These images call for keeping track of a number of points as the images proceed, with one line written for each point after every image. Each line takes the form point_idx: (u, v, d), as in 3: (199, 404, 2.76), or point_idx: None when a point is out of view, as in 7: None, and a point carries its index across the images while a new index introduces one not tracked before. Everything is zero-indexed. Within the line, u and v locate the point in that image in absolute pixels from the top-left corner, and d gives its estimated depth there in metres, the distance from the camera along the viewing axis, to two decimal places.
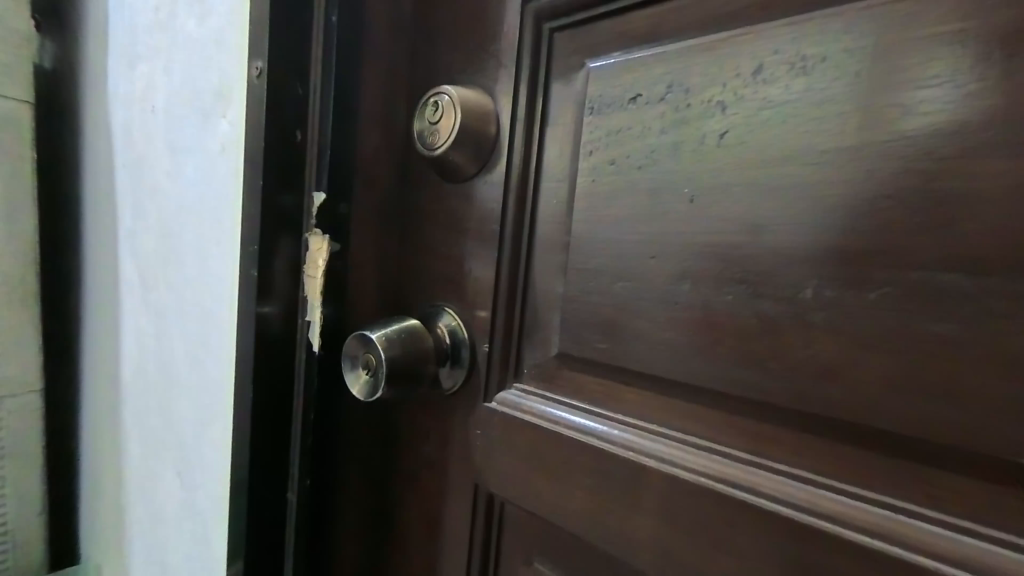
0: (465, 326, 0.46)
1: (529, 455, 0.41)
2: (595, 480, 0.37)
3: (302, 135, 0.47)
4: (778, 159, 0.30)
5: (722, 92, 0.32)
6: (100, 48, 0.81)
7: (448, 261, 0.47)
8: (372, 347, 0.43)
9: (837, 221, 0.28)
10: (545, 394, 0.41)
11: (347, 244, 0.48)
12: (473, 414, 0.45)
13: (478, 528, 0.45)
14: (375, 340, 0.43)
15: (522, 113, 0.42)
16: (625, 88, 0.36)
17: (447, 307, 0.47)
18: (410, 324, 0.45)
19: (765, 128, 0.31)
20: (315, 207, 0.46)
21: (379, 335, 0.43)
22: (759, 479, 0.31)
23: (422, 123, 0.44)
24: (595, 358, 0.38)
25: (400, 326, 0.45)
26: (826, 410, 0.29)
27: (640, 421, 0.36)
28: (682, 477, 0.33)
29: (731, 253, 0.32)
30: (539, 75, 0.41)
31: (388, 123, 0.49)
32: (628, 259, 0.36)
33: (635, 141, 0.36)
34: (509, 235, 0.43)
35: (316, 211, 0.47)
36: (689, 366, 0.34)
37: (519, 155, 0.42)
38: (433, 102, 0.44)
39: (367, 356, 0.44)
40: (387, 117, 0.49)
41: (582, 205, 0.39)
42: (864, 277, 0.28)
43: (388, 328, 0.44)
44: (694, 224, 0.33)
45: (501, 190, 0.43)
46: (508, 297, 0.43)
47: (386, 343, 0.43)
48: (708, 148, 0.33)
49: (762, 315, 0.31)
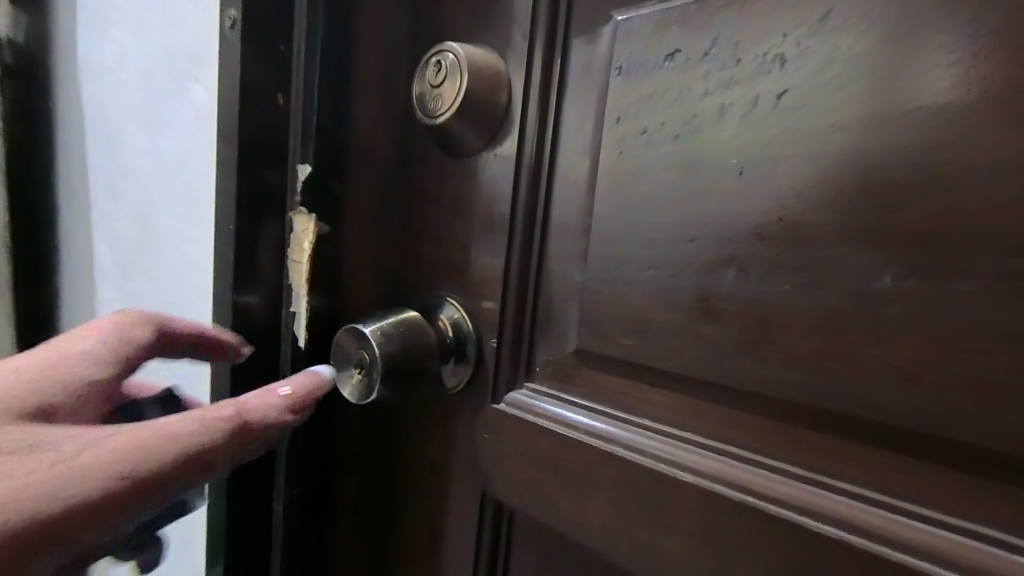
0: (470, 318, 0.41)
1: (542, 463, 0.37)
2: (618, 492, 0.33)
3: (284, 101, 0.41)
4: (849, 123, 0.25)
5: (781, 45, 0.27)
6: (69, 13, 0.74)
7: (451, 246, 0.42)
8: (366, 344, 0.38)
9: (922, 197, 0.24)
10: (560, 396, 0.37)
11: (339, 226, 0.43)
12: (479, 415, 0.41)
13: (484, 539, 0.41)
14: (369, 336, 0.38)
15: (537, 75, 0.37)
16: (661, 44, 0.31)
17: (450, 298, 0.42)
18: (409, 316, 0.41)
19: (834, 86, 0.26)
20: (300, 181, 0.42)
21: (374, 330, 0.39)
22: (816, 499, 0.26)
23: (422, 85, 0.39)
24: (619, 354, 0.33)
25: (399, 320, 0.40)
26: (901, 422, 0.24)
27: (669, 427, 0.32)
28: (722, 495, 0.29)
29: (787, 236, 0.27)
30: (558, 32, 0.36)
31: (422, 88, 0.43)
32: (660, 243, 0.31)
33: (673, 105, 0.31)
34: (521, 217, 0.38)
35: (301, 187, 0.42)
36: (734, 367, 0.29)
37: (533, 124, 0.37)
38: (435, 62, 0.38)
39: (361, 354, 0.39)
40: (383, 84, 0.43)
41: (605, 181, 0.34)
42: (957, 264, 0.23)
43: (385, 322, 0.40)
44: (741, 202, 0.28)
45: (511, 165, 0.38)
46: (520, 286, 0.39)
47: (383, 339, 0.38)
48: (761, 113, 0.28)
49: (822, 308, 0.26)
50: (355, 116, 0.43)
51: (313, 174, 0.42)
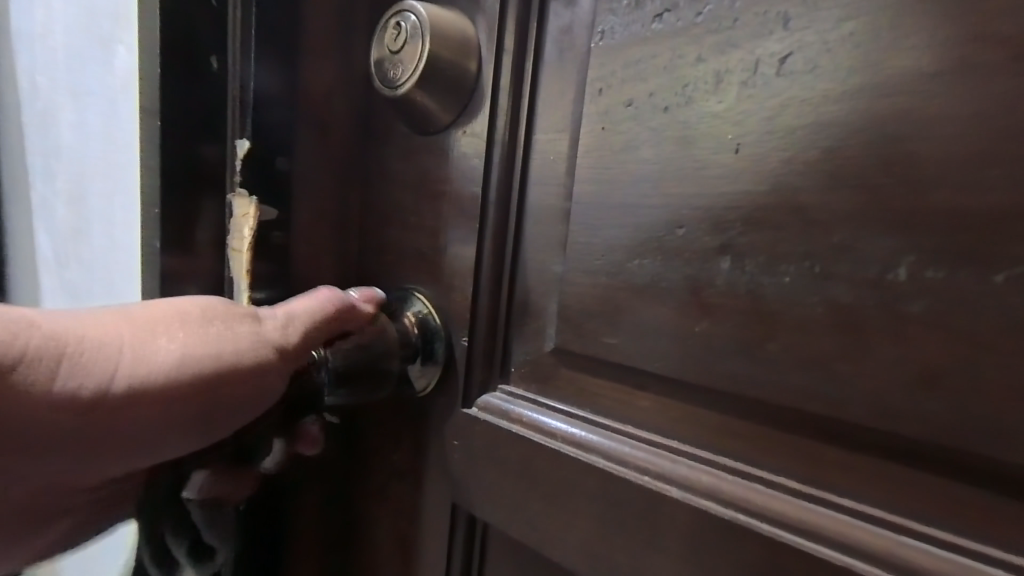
0: (438, 314, 0.37)
1: (518, 472, 0.34)
2: (599, 505, 0.30)
3: (219, 67, 0.36)
4: (863, 90, 0.22)
5: (784, 1, 0.24)
6: None
7: (419, 233, 0.38)
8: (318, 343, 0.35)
9: (946, 173, 0.20)
10: (537, 399, 0.33)
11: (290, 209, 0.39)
12: (449, 419, 0.37)
13: (456, 552, 0.38)
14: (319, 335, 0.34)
15: (511, 40, 0.33)
16: (648, 3, 0.27)
17: (418, 292, 0.38)
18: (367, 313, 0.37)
19: (847, 46, 0.22)
20: (238, 158, 0.37)
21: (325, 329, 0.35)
22: (817, 519, 0.24)
23: (382, 51, 0.34)
24: (601, 353, 0.30)
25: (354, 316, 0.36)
26: (916, 432, 0.21)
27: (655, 435, 0.29)
28: (713, 512, 0.26)
29: (792, 220, 0.24)
30: None
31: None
32: (648, 229, 0.28)
33: (662, 73, 0.27)
34: (495, 201, 0.34)
35: (240, 164, 0.37)
36: (728, 369, 0.26)
37: (507, 96, 0.33)
38: (395, 25, 0.34)
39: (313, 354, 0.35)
40: (343, 52, 0.39)
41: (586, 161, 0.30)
42: (986, 252, 0.20)
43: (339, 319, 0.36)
44: (739, 181, 0.25)
45: (484, 142, 0.34)
46: (494, 276, 0.35)
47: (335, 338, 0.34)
48: (763, 79, 0.24)
49: (829, 302, 0.23)
50: (306, 88, 0.38)
51: (252, 150, 0.37)
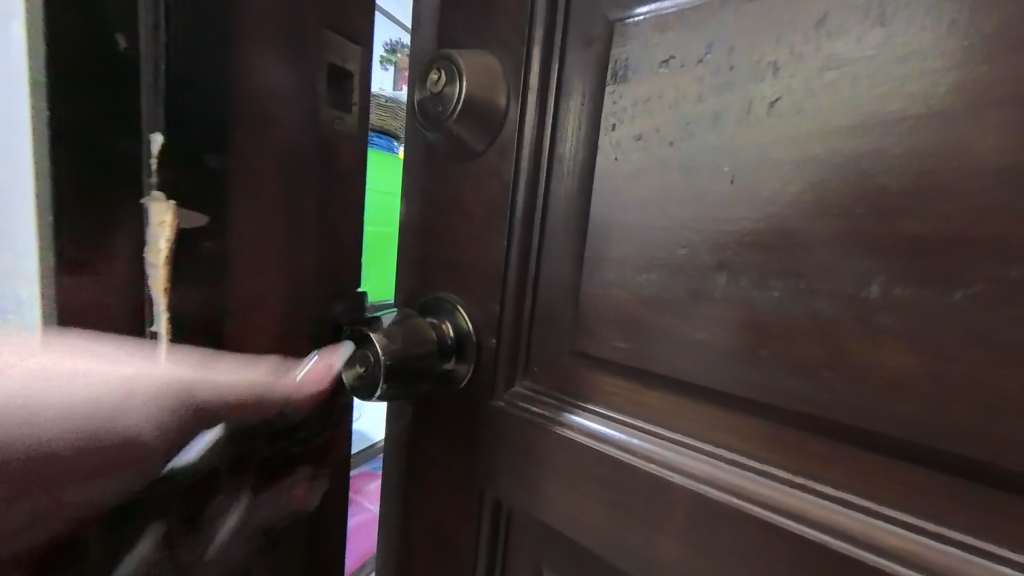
0: (469, 318, 0.42)
1: (540, 460, 0.38)
2: (611, 490, 0.34)
3: (129, 47, 0.27)
4: (842, 131, 0.25)
5: (774, 51, 0.27)
6: None
7: (451, 246, 0.43)
8: (370, 345, 0.38)
9: (913, 204, 0.23)
10: (557, 396, 0.38)
11: (225, 214, 0.33)
12: (477, 411, 0.42)
13: (483, 532, 0.43)
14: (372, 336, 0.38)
15: (535, 80, 0.37)
16: (656, 50, 0.31)
17: (451, 300, 0.43)
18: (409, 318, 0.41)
19: (829, 92, 0.25)
20: (154, 152, 0.29)
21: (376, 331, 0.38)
22: (803, 504, 0.27)
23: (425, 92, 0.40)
24: (613, 355, 0.34)
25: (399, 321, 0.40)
26: (889, 430, 0.25)
27: (661, 429, 0.32)
28: (711, 497, 0.30)
29: (781, 242, 0.27)
30: (555, 37, 0.36)
31: (344, 44, 0.38)
32: (656, 248, 0.32)
33: (668, 111, 0.31)
34: (520, 220, 0.39)
35: (156, 161, 0.29)
36: (725, 371, 0.29)
37: (532, 128, 0.38)
38: (435, 69, 0.39)
39: (364, 355, 0.38)
40: (293, 45, 0.35)
41: (602, 185, 0.34)
42: (948, 274, 0.23)
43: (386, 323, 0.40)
44: (735, 207, 0.29)
45: (511, 168, 0.39)
46: (519, 286, 0.39)
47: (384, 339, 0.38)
48: (756, 119, 0.28)
49: (813, 314, 0.26)
50: (242, 73, 0.33)
51: (168, 143, 0.30)
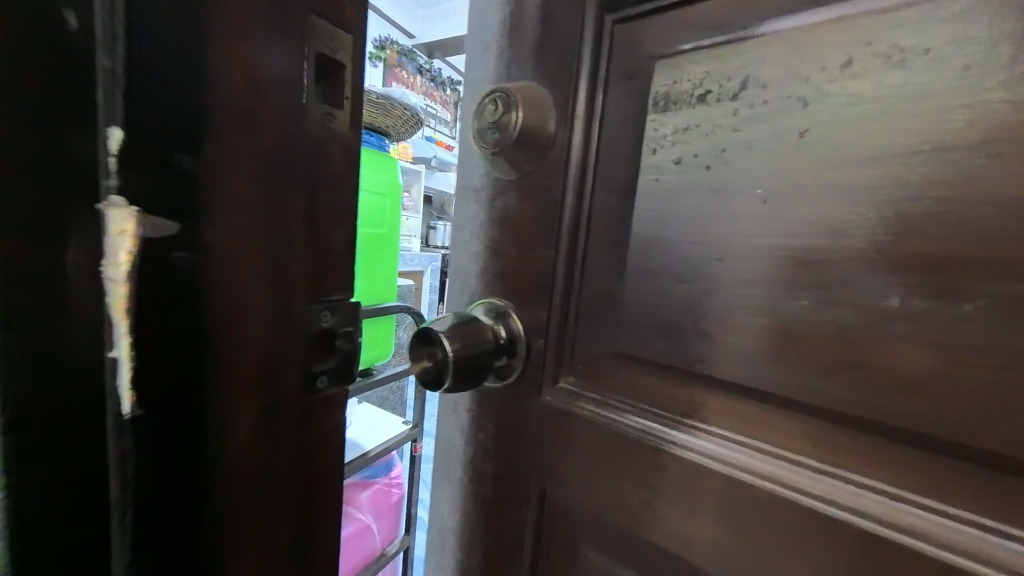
0: (520, 322, 0.47)
1: (585, 448, 0.43)
2: (652, 476, 0.38)
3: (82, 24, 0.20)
4: (864, 160, 0.28)
5: (803, 88, 0.30)
6: None
7: (502, 257, 0.48)
8: (437, 342, 0.43)
9: (930, 224, 0.27)
10: (600, 392, 0.42)
11: (205, 229, 0.25)
12: (526, 404, 0.47)
13: (530, 513, 0.48)
14: (440, 335, 0.43)
15: (582, 109, 0.42)
16: (694, 84, 0.35)
17: (504, 303, 0.48)
18: (469, 319, 0.46)
19: (853, 126, 0.29)
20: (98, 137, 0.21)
21: (443, 330, 0.43)
22: (829, 488, 0.30)
23: (483, 121, 0.45)
24: (652, 356, 0.38)
25: (461, 321, 0.45)
26: (908, 423, 0.28)
27: (698, 422, 0.36)
28: (745, 481, 0.33)
29: (808, 258, 0.31)
30: (599, 72, 0.41)
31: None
32: (693, 260, 0.35)
33: (705, 139, 0.35)
34: (567, 233, 0.43)
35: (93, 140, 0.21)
36: (757, 371, 0.33)
37: (578, 151, 0.42)
38: (492, 101, 0.44)
39: (432, 350, 0.43)
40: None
41: (645, 205, 0.38)
42: (960, 287, 0.26)
43: (451, 323, 0.44)
44: (767, 225, 0.32)
45: (559, 187, 0.43)
46: (564, 292, 0.44)
47: (451, 338, 0.43)
48: (787, 148, 0.31)
49: (837, 322, 0.30)
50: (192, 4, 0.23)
51: (134, 143, 0.22)
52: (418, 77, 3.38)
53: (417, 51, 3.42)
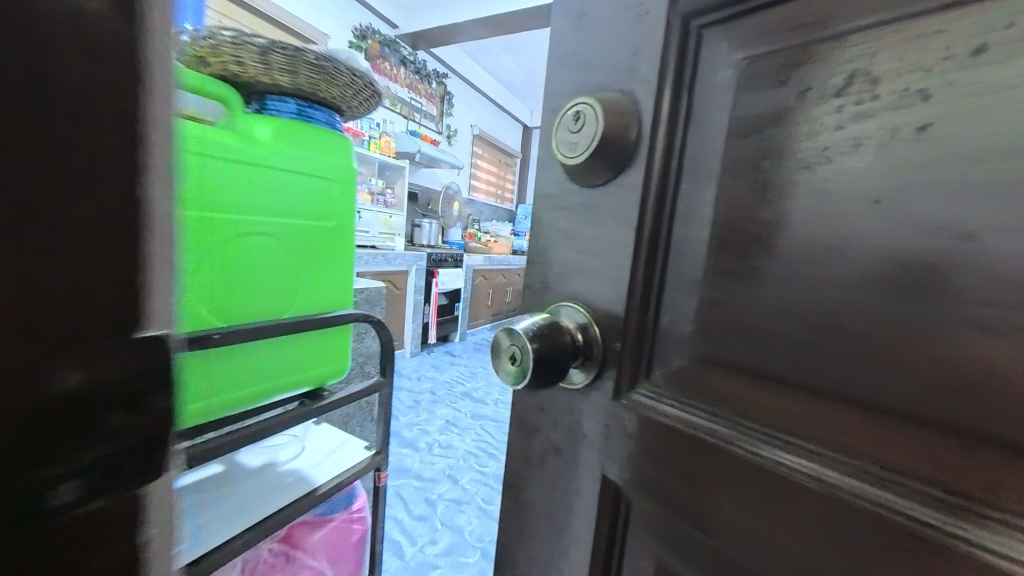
0: (597, 324, 0.45)
1: (662, 458, 0.41)
2: (737, 491, 0.35)
3: None
4: (1009, 156, 0.24)
5: (925, 77, 0.26)
6: None
7: (575, 268, 0.47)
8: (518, 338, 0.42)
9: None
10: (680, 398, 0.40)
11: None
12: (601, 413, 0.46)
13: (605, 523, 0.47)
14: (521, 332, 0.42)
15: (665, 114, 0.40)
16: (792, 81, 0.32)
17: (579, 305, 0.46)
18: (546, 320, 0.44)
19: (995, 115, 0.24)
20: None
21: (524, 327, 0.43)
22: (961, 523, 0.24)
23: (562, 132, 0.42)
24: (752, 364, 0.35)
25: (540, 321, 0.44)
26: None
27: (788, 431, 0.33)
28: (846, 499, 0.29)
29: (930, 269, 0.26)
30: (682, 77, 0.39)
31: None
32: (787, 266, 0.33)
33: (802, 138, 0.32)
34: (646, 241, 0.41)
35: None
36: (861, 380, 0.29)
37: (659, 158, 0.40)
38: (574, 112, 0.41)
39: (513, 347, 0.43)
40: None
41: (740, 212, 0.36)
42: None
43: (532, 321, 0.43)
44: (880, 229, 0.28)
45: (635, 195, 0.41)
46: (642, 302, 0.42)
47: (531, 335, 0.42)
48: (903, 146, 0.27)
49: (970, 346, 0.25)
50: None
51: None
52: (402, 68, 3.58)
53: (400, 42, 3.51)
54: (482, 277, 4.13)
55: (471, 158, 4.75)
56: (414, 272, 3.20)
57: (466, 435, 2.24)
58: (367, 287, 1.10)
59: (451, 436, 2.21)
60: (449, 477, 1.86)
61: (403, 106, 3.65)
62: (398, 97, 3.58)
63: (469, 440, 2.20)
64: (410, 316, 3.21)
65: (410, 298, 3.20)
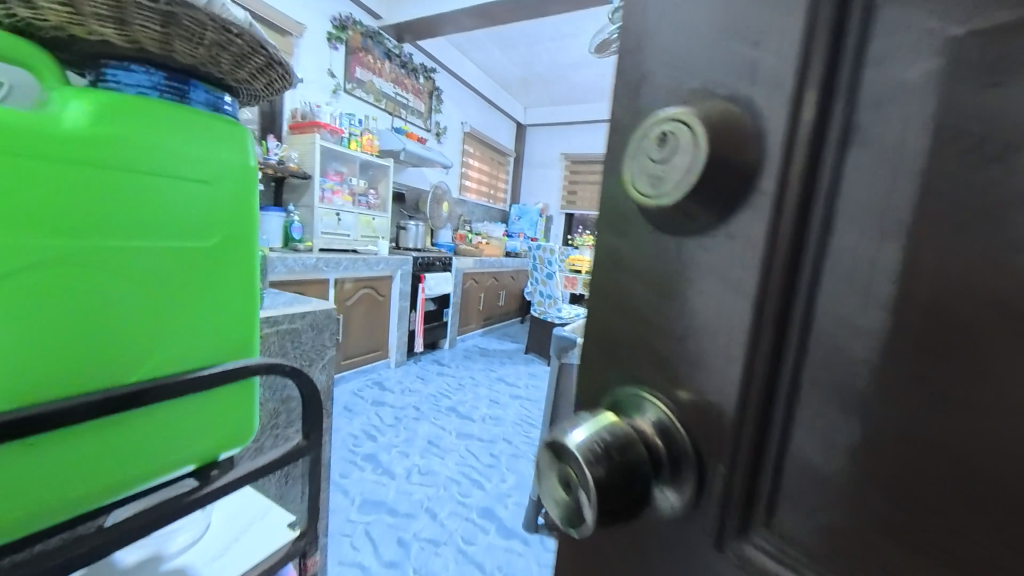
0: (683, 427, 0.22)
1: None
2: None
3: None
4: None
5: None
6: None
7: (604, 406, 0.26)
8: (570, 463, 0.21)
9: None
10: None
11: None
12: None
13: None
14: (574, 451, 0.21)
15: (777, 146, 0.18)
16: None
17: (649, 394, 0.23)
18: (606, 420, 0.22)
19: None
20: None
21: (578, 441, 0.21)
22: None
23: (638, 165, 0.21)
24: (961, 543, 0.15)
25: (598, 425, 0.22)
26: None
27: None
28: None
29: None
30: (821, 68, 0.17)
31: None
32: None
33: None
34: (742, 400, 0.20)
35: None
36: None
37: (770, 236, 0.19)
38: (664, 133, 0.20)
39: (566, 476, 0.22)
40: None
41: (1006, 336, 0.14)
42: None
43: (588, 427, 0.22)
44: None
45: (712, 304, 0.21)
46: (742, 505, 0.21)
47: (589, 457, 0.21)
48: None
49: None
50: None
51: None
52: (387, 61, 3.38)
53: (385, 34, 3.30)
54: (473, 281, 3.95)
55: (461, 156, 4.56)
56: (399, 276, 3.00)
57: (451, 458, 1.93)
58: (314, 310, 0.86)
59: (432, 459, 1.91)
60: (427, 510, 1.56)
61: (388, 101, 3.46)
62: (382, 92, 3.38)
63: (454, 464, 1.89)
64: (394, 323, 3.03)
65: (394, 304, 3.02)
